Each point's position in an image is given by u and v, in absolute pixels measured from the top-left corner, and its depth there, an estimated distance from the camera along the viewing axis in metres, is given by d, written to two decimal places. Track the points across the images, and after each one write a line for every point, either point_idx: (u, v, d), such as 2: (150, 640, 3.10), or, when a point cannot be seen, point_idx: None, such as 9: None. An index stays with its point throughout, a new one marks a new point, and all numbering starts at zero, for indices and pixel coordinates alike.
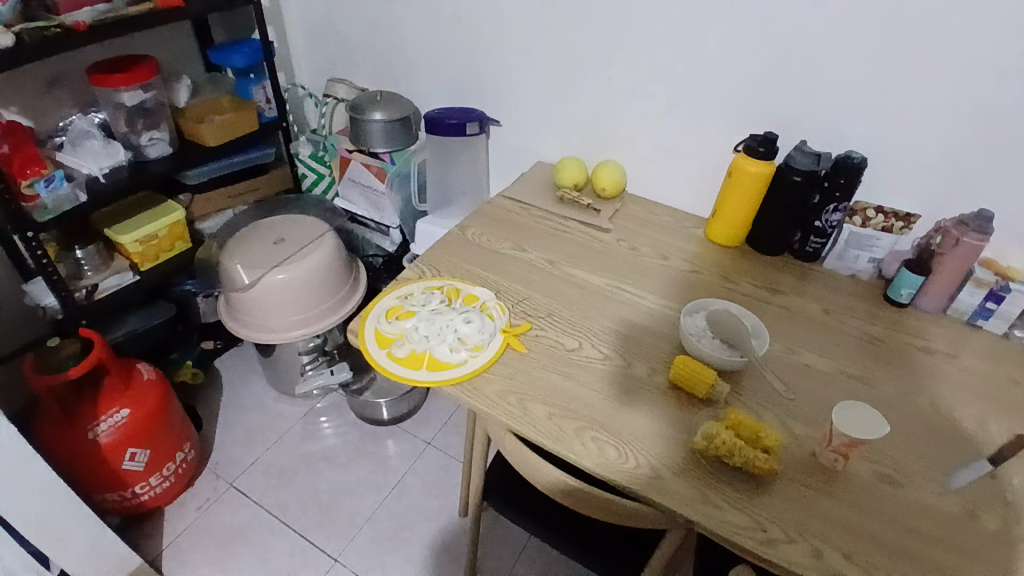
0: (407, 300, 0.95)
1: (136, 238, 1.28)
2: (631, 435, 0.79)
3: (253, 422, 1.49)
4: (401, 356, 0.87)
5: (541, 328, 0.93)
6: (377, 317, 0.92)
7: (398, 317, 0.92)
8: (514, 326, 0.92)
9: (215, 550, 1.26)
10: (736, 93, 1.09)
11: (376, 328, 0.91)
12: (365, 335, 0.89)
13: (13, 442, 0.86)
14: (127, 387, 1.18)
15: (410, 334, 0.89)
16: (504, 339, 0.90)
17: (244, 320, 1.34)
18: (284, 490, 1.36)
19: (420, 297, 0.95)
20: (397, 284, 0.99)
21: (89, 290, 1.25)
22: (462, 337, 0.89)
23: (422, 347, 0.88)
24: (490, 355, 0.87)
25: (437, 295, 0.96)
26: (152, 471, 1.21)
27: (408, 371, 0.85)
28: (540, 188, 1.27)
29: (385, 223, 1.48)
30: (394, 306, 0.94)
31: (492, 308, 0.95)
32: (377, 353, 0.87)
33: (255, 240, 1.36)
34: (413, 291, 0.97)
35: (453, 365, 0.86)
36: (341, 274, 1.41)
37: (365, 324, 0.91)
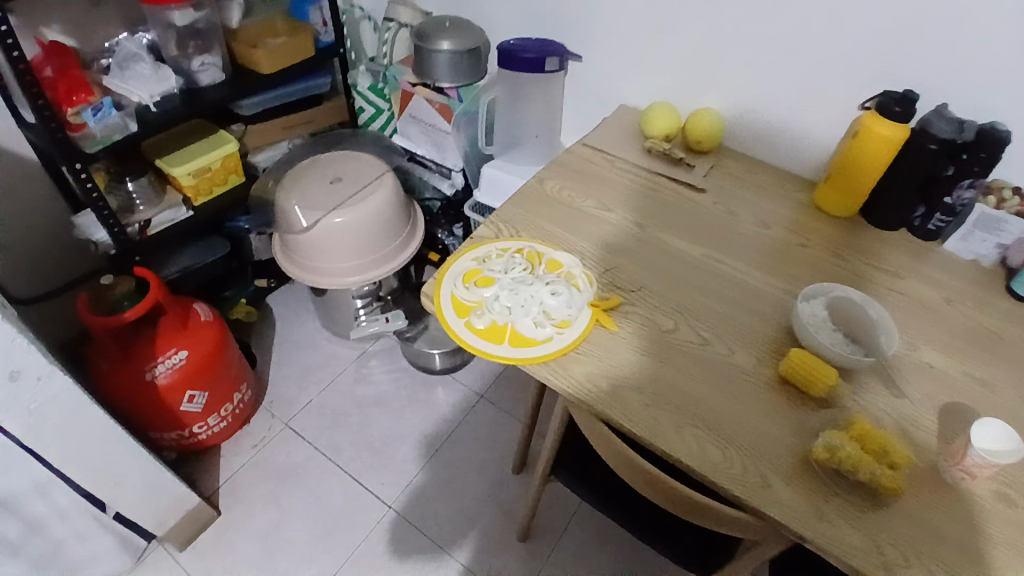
0: (486, 264, 0.86)
1: (187, 170, 1.21)
2: (735, 435, 0.71)
3: (306, 361, 1.45)
4: (481, 329, 0.79)
5: (633, 304, 0.84)
6: (454, 280, 0.84)
7: (476, 283, 0.84)
8: (602, 300, 0.83)
9: (270, 489, 1.26)
10: (875, 40, 0.92)
11: (453, 293, 0.83)
12: (441, 301, 0.82)
13: (70, 389, 0.82)
14: (184, 327, 1.15)
15: (491, 303, 0.81)
16: (593, 314, 0.81)
17: (298, 262, 1.28)
18: (337, 431, 1.34)
19: (499, 260, 0.87)
20: (473, 243, 0.90)
21: (141, 226, 1.20)
22: (547, 311, 0.81)
23: (504, 319, 0.80)
24: (578, 333, 0.79)
25: (518, 259, 0.87)
26: (210, 412, 1.20)
27: (489, 346, 0.78)
28: (623, 138, 1.13)
29: (446, 164, 1.36)
30: (471, 269, 0.86)
31: (579, 279, 0.86)
32: (456, 324, 0.79)
33: (311, 178, 1.28)
34: (491, 252, 0.88)
35: (538, 341, 0.78)
36: (399, 220, 1.33)
37: (440, 288, 0.83)
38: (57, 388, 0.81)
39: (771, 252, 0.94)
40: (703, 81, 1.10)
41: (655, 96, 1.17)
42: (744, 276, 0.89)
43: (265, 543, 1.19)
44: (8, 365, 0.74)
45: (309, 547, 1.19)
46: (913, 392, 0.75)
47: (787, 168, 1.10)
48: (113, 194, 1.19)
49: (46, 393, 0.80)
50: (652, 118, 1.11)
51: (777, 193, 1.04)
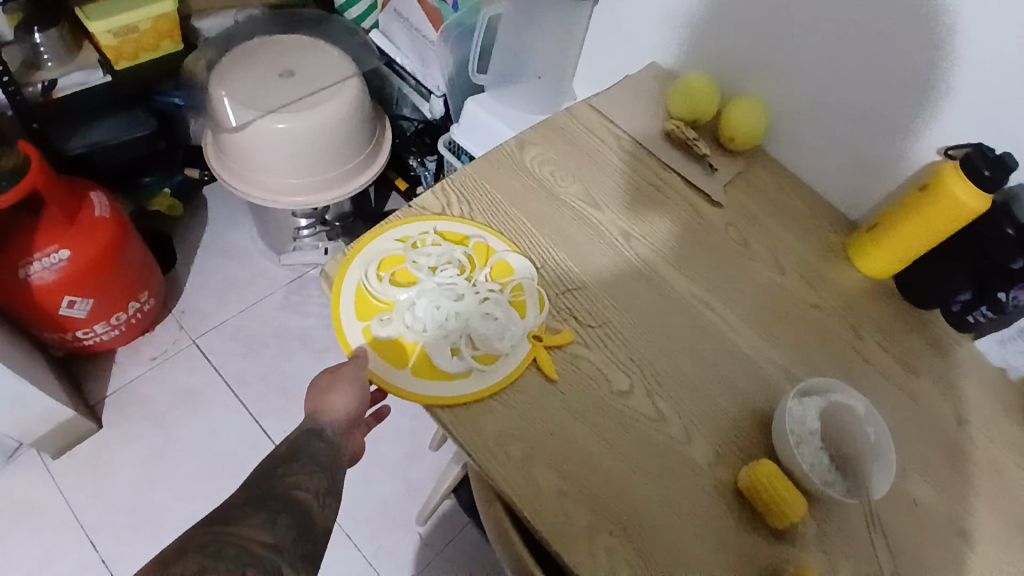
0: (413, 250, 0.68)
1: (109, 27, 0.97)
2: (661, 560, 0.56)
3: (232, 273, 1.28)
4: (381, 341, 0.63)
5: (585, 346, 0.66)
6: (366, 266, 0.67)
7: (392, 277, 0.67)
8: (549, 333, 0.66)
9: (162, 411, 1.13)
10: (1005, 77, 0.65)
11: (360, 284, 0.66)
12: (341, 291, 0.65)
13: None
14: (72, 223, 0.95)
15: (403, 309, 0.65)
16: (531, 350, 0.64)
17: (227, 165, 1.07)
18: (249, 362, 1.20)
19: (432, 250, 0.68)
20: (408, 217, 0.71)
21: (46, 87, 0.99)
22: (471, 337, 0.64)
23: (413, 335, 0.63)
24: (501, 375, 0.62)
25: (456, 255, 0.68)
26: (98, 318, 1.04)
27: (384, 368, 0.61)
28: (642, 107, 0.89)
29: (425, 83, 1.13)
30: (393, 254, 0.68)
31: (526, 298, 0.68)
32: (351, 327, 0.64)
33: (258, 66, 1.05)
34: (425, 235, 0.70)
35: (447, 376, 0.62)
36: (359, 138, 1.09)
37: (345, 272, 0.66)
38: None
39: (778, 309, 0.75)
40: (760, 61, 0.84)
41: (697, 63, 0.92)
42: (732, 337, 0.71)
43: (146, 469, 1.08)
44: None
45: (190, 487, 1.08)
46: (890, 547, 0.60)
47: (825, 195, 0.87)
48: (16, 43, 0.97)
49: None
50: (681, 92, 0.85)
51: (810, 229, 0.83)
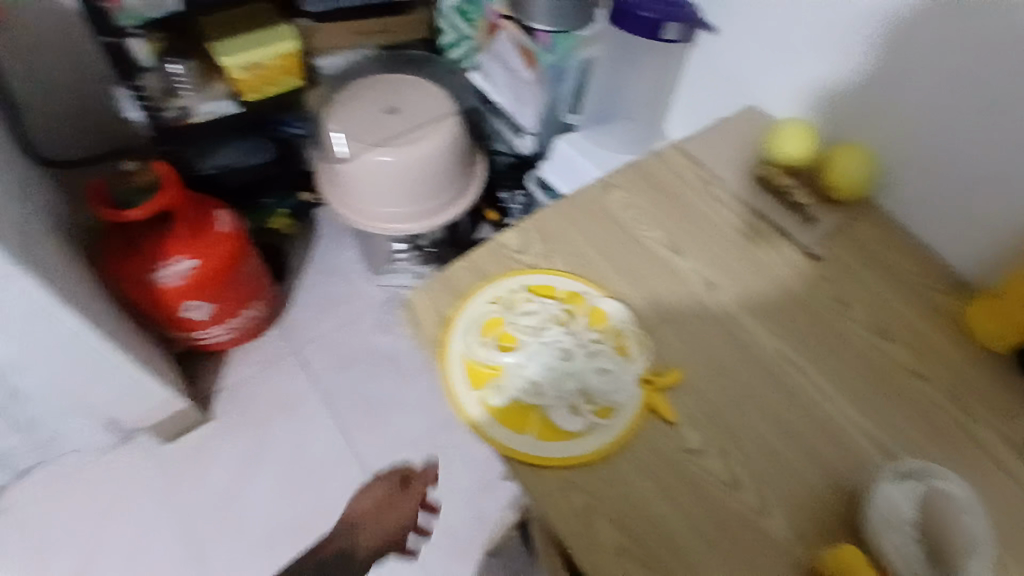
0: (510, 311, 0.69)
1: (240, 65, 1.07)
2: None
3: (332, 289, 1.38)
4: (499, 409, 0.63)
5: (682, 399, 0.65)
6: (467, 332, 0.67)
7: (495, 341, 0.67)
8: (656, 374, 0.66)
9: (262, 413, 1.24)
10: None
11: (466, 354, 0.66)
12: (449, 364, 0.66)
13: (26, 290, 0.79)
14: (198, 236, 1.07)
15: (514, 372, 0.65)
16: (645, 396, 0.64)
17: (339, 196, 1.14)
18: (341, 375, 1.29)
19: (529, 307, 0.69)
20: (500, 275, 0.72)
21: (181, 112, 1.12)
22: (586, 391, 0.64)
23: (530, 400, 0.63)
24: (619, 427, 0.62)
25: (554, 310, 0.69)
26: (216, 321, 1.16)
27: (504, 435, 0.62)
28: (738, 151, 0.86)
29: (520, 122, 1.15)
30: (491, 318, 0.68)
31: (630, 345, 0.67)
32: (468, 402, 0.64)
33: (366, 100, 1.12)
34: (518, 294, 0.70)
35: (570, 436, 0.62)
36: (456, 169, 1.14)
37: (449, 344, 0.67)
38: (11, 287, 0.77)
39: (875, 377, 0.69)
40: (875, 110, 0.79)
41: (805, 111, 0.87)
42: (817, 401, 0.66)
43: (243, 463, 1.20)
44: None
45: (280, 486, 1.18)
46: None
47: (947, 254, 0.79)
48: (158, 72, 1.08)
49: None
50: (779, 134, 0.82)
51: (919, 292, 0.76)
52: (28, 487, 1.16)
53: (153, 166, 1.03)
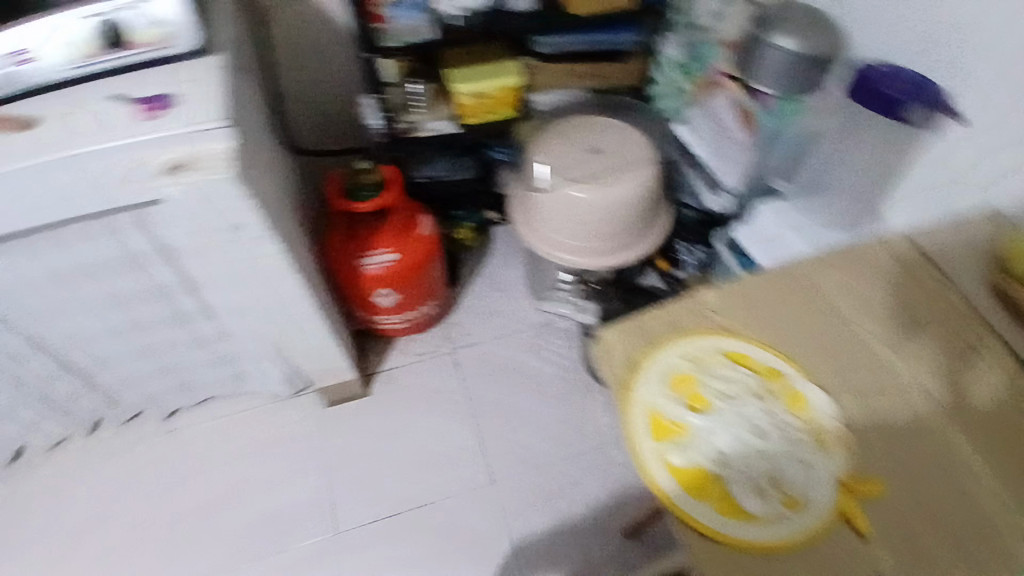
0: (703, 371, 0.69)
1: (470, 92, 1.18)
2: None
3: (496, 303, 1.47)
4: (679, 469, 0.63)
5: (882, 511, 0.60)
6: (656, 383, 0.68)
7: (684, 398, 0.67)
8: (854, 479, 0.62)
9: (414, 401, 1.35)
10: None
11: (652, 404, 0.67)
12: (634, 409, 0.66)
13: (274, 254, 0.94)
14: (402, 234, 1.20)
15: (700, 435, 0.65)
16: (839, 501, 0.61)
17: (528, 223, 1.21)
18: (488, 385, 1.37)
19: (725, 373, 0.68)
20: (699, 331, 0.72)
21: (411, 125, 1.23)
22: (775, 477, 0.63)
23: (713, 469, 0.63)
24: (807, 524, 0.60)
25: (752, 383, 0.68)
26: (395, 311, 1.28)
27: (681, 497, 0.61)
28: (972, 257, 0.77)
29: (720, 180, 1.14)
30: (684, 374, 0.68)
31: (828, 441, 0.65)
32: (647, 453, 0.64)
33: (573, 136, 1.18)
34: (715, 356, 0.70)
35: (749, 518, 0.60)
36: (643, 215, 1.16)
37: (636, 388, 0.68)
38: (265, 251, 0.93)
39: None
40: None
41: None
42: None
43: (389, 441, 1.31)
44: (233, 219, 0.86)
45: (416, 471, 1.27)
46: None
47: None
48: (399, 88, 1.20)
49: (254, 249, 0.92)
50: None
51: None
52: (211, 412, 1.34)
53: (379, 167, 1.17)
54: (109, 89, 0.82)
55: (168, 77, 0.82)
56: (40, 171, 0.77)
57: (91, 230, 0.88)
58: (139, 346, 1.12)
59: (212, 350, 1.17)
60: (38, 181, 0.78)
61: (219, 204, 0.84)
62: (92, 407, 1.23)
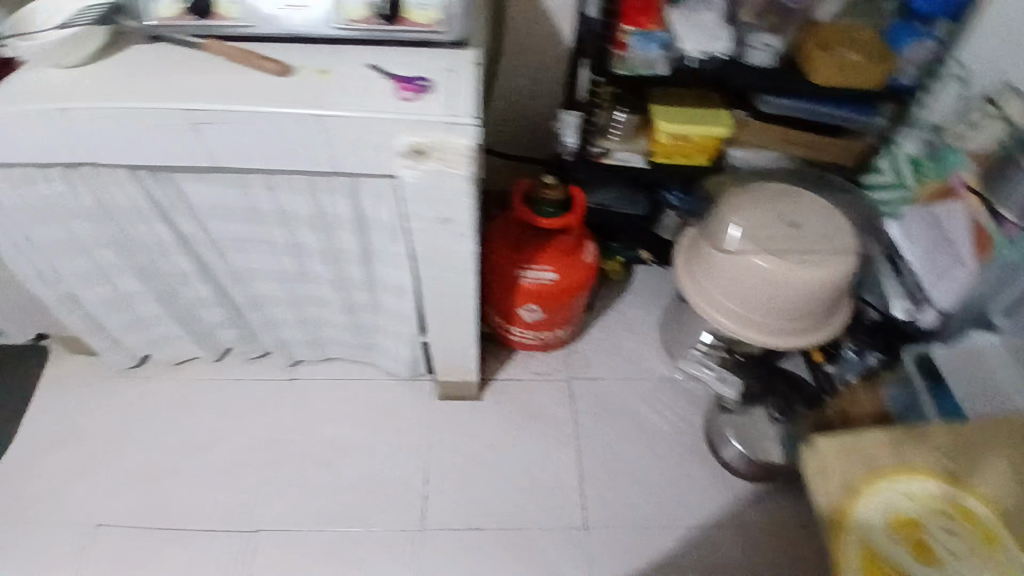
0: (924, 520, 0.69)
1: (671, 132, 1.13)
2: None
3: (625, 344, 1.43)
4: None
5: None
6: (872, 516, 0.70)
7: (901, 540, 0.68)
8: None
9: (523, 419, 1.33)
10: None
11: (864, 534, 0.70)
12: (848, 536, 0.70)
13: (464, 255, 0.94)
14: (565, 256, 1.18)
15: None
16: None
17: (696, 279, 1.17)
18: (600, 425, 1.33)
19: (945, 530, 0.68)
20: (921, 476, 0.72)
21: (602, 151, 1.20)
22: None
23: None
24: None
25: (972, 554, 0.66)
26: (531, 328, 1.27)
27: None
28: None
29: (925, 291, 1.07)
30: (901, 516, 0.70)
31: None
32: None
33: (771, 205, 1.12)
34: (934, 512, 0.69)
35: None
36: (823, 305, 1.09)
37: (852, 513, 0.71)
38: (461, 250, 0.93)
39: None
40: None
41: None
42: None
43: (490, 453, 1.29)
44: (445, 213, 0.86)
45: (511, 491, 1.25)
46: None
47: None
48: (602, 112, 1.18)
49: (449, 245, 0.92)
50: None
51: None
52: (328, 371, 1.36)
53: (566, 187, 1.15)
54: (370, 56, 0.82)
55: (431, 61, 0.83)
56: (292, 119, 0.77)
57: (311, 183, 0.90)
58: (296, 295, 1.13)
59: (356, 318, 1.18)
60: (283, 127, 0.78)
61: (442, 197, 0.84)
62: (227, 338, 1.25)
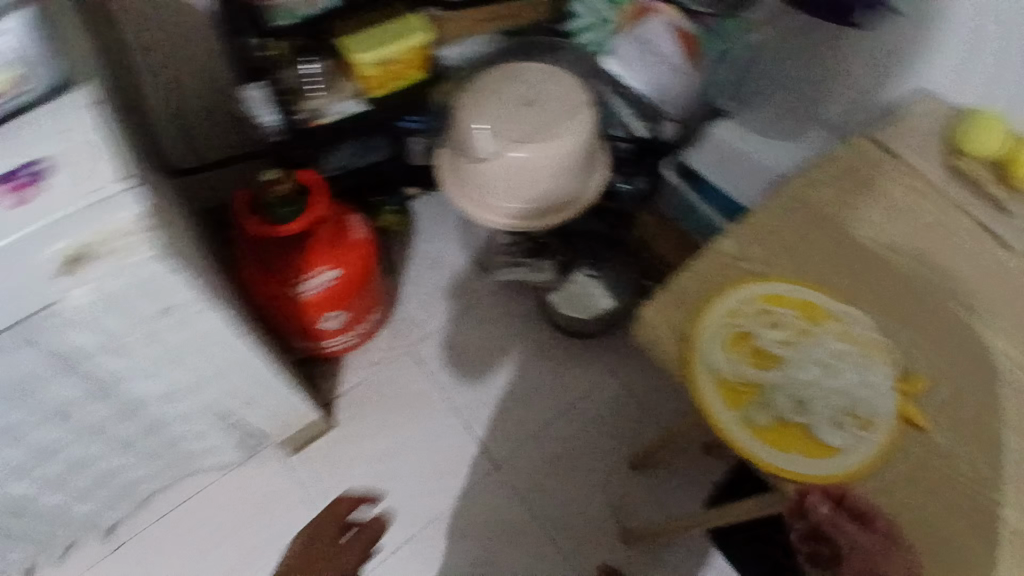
0: (750, 323, 0.71)
1: (373, 61, 1.02)
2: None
3: (440, 284, 1.37)
4: (764, 427, 0.67)
5: (932, 401, 0.69)
6: (714, 350, 0.70)
7: (743, 355, 0.70)
8: (906, 381, 0.69)
9: (388, 414, 1.25)
10: None
11: (715, 371, 0.69)
12: (704, 380, 0.69)
13: (215, 324, 0.75)
14: (337, 244, 1.05)
15: (772, 389, 0.68)
16: (899, 405, 0.68)
17: (469, 194, 1.13)
18: (459, 371, 1.30)
19: (766, 319, 0.71)
20: (732, 283, 0.74)
21: (310, 115, 1.05)
22: (848, 406, 0.68)
23: (795, 420, 0.67)
24: (883, 438, 0.66)
25: (795, 322, 0.71)
26: (346, 330, 1.15)
27: (771, 455, 0.66)
28: (919, 145, 0.85)
29: (661, 108, 1.10)
30: (735, 334, 0.70)
31: (874, 353, 0.71)
32: (728, 416, 0.67)
33: (501, 91, 1.07)
34: (755, 308, 0.72)
35: (836, 450, 0.66)
36: (586, 162, 1.12)
37: (698, 358, 0.69)
38: (203, 323, 0.74)
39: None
40: None
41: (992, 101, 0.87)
42: None
43: (376, 466, 1.21)
44: (165, 300, 0.67)
45: (415, 484, 1.20)
46: None
47: None
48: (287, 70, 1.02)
49: (194, 325, 0.74)
50: (979, 127, 0.84)
51: None
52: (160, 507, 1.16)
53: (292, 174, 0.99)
54: None
55: None
56: None
57: None
58: (50, 478, 0.89)
59: (144, 449, 0.97)
60: None
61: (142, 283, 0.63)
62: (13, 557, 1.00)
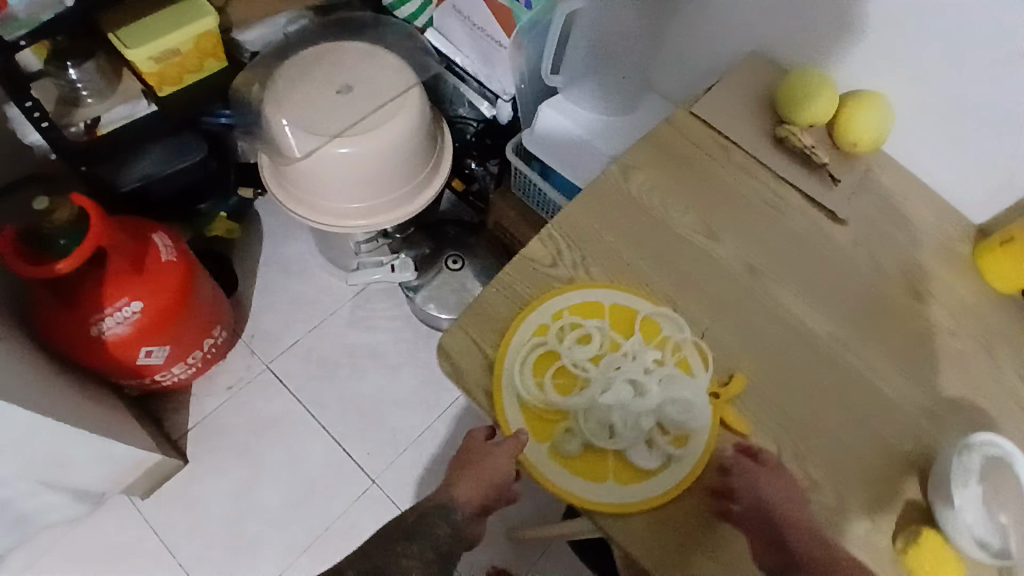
0: (556, 342, 0.65)
1: (147, 56, 0.88)
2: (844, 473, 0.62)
3: (296, 292, 1.26)
4: (572, 456, 0.61)
5: (748, 402, 0.65)
6: (518, 375, 0.63)
7: (550, 378, 0.64)
8: (723, 385, 0.65)
9: (247, 443, 1.16)
10: None
11: (520, 398, 0.63)
12: (508, 411, 0.62)
13: None
14: (140, 272, 0.92)
15: (580, 413, 0.62)
16: (715, 411, 0.63)
17: (297, 197, 1.00)
18: (324, 384, 1.21)
19: (575, 334, 0.65)
20: (541, 295, 0.67)
21: (89, 124, 0.91)
22: (661, 422, 0.63)
23: (604, 445, 0.61)
24: (698, 454, 0.62)
25: (605, 333, 0.66)
26: (175, 361, 1.03)
27: (580, 487, 0.60)
28: (739, 112, 0.80)
29: (491, 87, 1.05)
30: (540, 354, 0.64)
31: (690, 357, 0.66)
32: (533, 449, 0.62)
33: (312, 83, 0.95)
34: (562, 323, 0.66)
35: (648, 473, 0.61)
36: (423, 151, 1.00)
37: (501, 387, 0.63)
38: None
39: (906, 329, 0.70)
40: (883, 53, 0.74)
41: (816, 57, 0.81)
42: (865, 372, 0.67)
43: (239, 500, 1.12)
44: None
45: (283, 515, 1.11)
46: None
47: (940, 188, 0.80)
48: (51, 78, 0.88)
49: None
50: (797, 85, 0.76)
51: (932, 239, 0.76)
52: None
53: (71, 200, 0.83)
54: None
55: None
56: None
57: None
58: None
59: None
60: None
61: None
62: None
